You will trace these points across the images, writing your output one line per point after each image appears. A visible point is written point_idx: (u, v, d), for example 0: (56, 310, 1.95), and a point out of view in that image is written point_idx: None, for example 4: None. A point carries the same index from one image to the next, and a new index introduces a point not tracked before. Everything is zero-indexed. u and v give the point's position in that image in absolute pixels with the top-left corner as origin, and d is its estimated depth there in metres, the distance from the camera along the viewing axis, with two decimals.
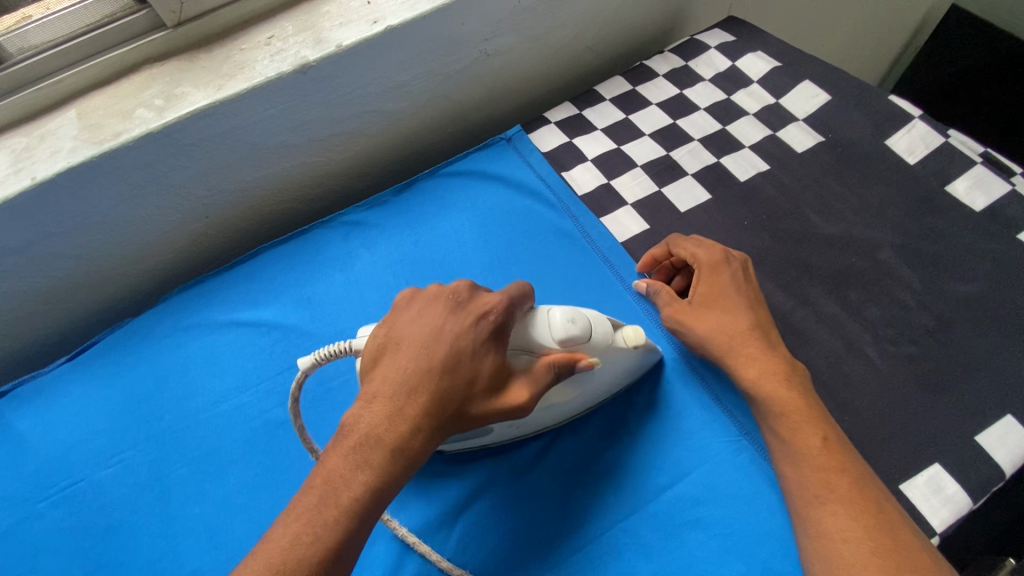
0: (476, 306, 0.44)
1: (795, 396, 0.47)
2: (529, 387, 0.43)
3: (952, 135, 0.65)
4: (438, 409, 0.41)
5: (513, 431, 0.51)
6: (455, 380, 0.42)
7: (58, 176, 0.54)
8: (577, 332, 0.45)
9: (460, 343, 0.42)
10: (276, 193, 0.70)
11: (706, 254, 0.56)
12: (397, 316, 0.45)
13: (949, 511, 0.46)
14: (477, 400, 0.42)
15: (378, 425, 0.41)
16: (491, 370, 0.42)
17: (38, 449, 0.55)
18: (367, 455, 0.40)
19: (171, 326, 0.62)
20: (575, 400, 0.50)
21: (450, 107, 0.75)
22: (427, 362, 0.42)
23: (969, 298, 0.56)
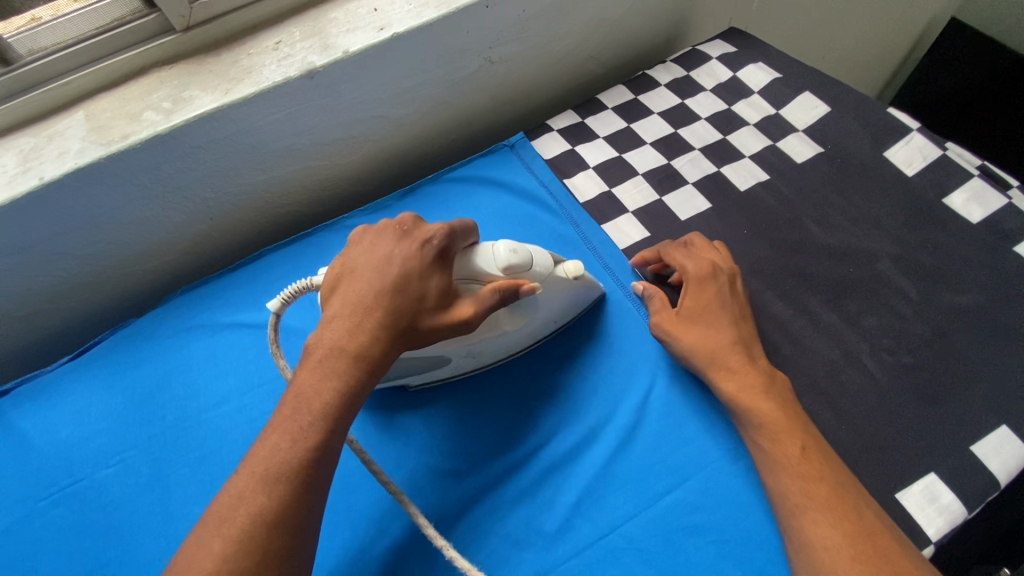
0: (420, 233, 0.47)
1: (775, 406, 0.48)
2: (473, 305, 0.46)
3: (950, 147, 0.66)
4: (392, 323, 0.44)
5: (470, 362, 0.55)
6: (405, 297, 0.44)
7: (65, 177, 0.55)
8: (519, 261, 0.47)
9: (407, 265, 0.45)
10: (280, 196, 0.71)
11: (694, 266, 0.57)
12: (352, 250, 0.48)
13: (944, 520, 0.47)
14: (426, 316, 0.45)
15: (340, 339, 0.44)
16: (439, 289, 0.45)
17: (39, 448, 0.56)
18: (333, 366, 0.43)
19: (174, 327, 0.63)
20: (525, 329, 0.55)
21: (453, 113, 0.76)
22: (380, 283, 0.45)
23: (965, 309, 0.56)
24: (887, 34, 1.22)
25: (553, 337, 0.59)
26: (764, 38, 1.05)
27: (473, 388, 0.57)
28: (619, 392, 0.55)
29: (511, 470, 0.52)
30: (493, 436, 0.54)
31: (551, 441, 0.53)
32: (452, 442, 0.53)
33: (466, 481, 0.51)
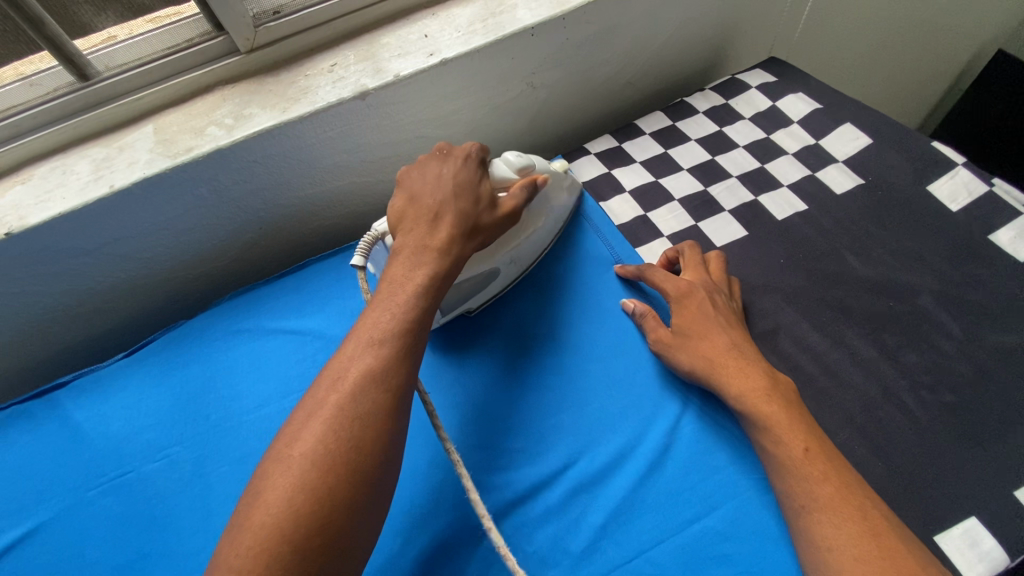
0: (458, 153, 0.58)
1: (810, 436, 0.48)
2: (514, 198, 0.58)
3: (997, 183, 0.65)
4: (464, 220, 0.53)
5: (513, 271, 0.65)
6: (467, 200, 0.54)
7: (133, 186, 0.59)
8: (529, 162, 0.61)
9: (460, 177, 0.56)
10: (326, 209, 0.74)
11: (673, 286, 0.59)
12: (404, 183, 0.57)
13: (984, 566, 0.45)
14: (487, 214, 0.55)
15: (422, 238, 0.52)
16: (489, 190, 0.56)
17: (92, 438, 0.59)
18: (421, 258, 0.51)
19: (222, 330, 0.66)
20: (546, 225, 0.66)
21: (494, 135, 0.78)
22: (442, 194, 0.54)
23: (1011, 350, 0.55)
24: (930, 64, 1.21)
25: (586, 357, 0.60)
26: (803, 67, 1.05)
27: (505, 403, 0.57)
28: (649, 416, 0.55)
29: (539, 488, 0.52)
30: (521, 452, 0.54)
31: (580, 459, 0.53)
32: (481, 456, 0.54)
33: (493, 495, 0.52)
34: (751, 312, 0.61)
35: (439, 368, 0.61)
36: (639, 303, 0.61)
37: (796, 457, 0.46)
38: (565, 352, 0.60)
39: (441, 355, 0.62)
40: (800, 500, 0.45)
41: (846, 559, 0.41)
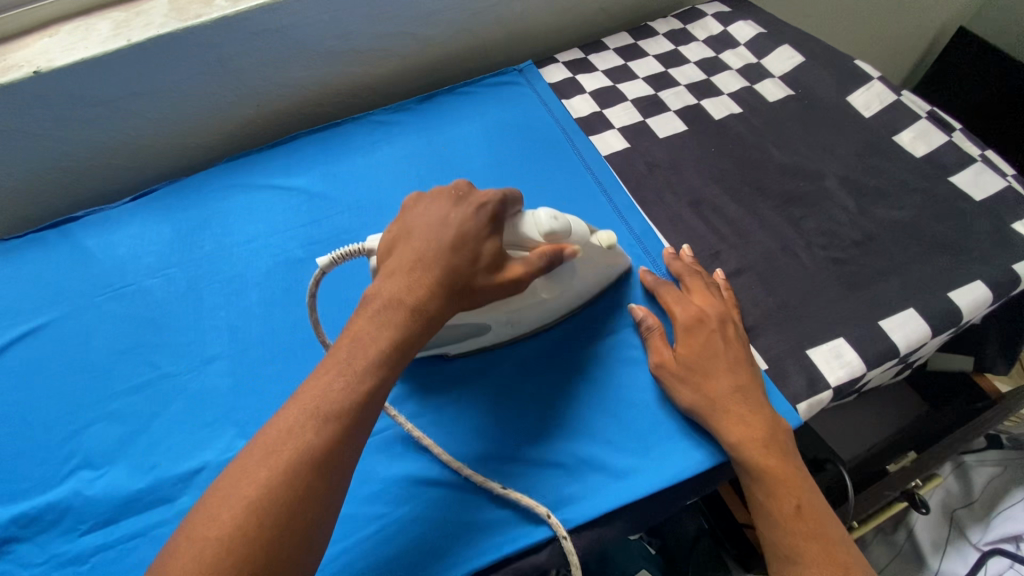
0: (476, 199, 0.50)
1: (721, 342, 0.53)
2: (524, 266, 0.49)
3: (905, 94, 0.74)
4: (451, 279, 0.46)
5: (508, 331, 0.57)
6: (463, 258, 0.47)
7: (148, 42, 0.67)
8: (558, 228, 0.50)
9: (466, 228, 0.48)
10: (319, 94, 0.82)
11: (683, 313, 0.56)
12: (407, 212, 0.51)
13: (843, 372, 0.55)
14: (481, 276, 0.47)
15: (399, 291, 0.45)
16: (493, 251, 0.48)
17: (99, 258, 0.67)
18: (390, 316, 0.45)
19: (217, 184, 0.74)
20: (560, 299, 0.56)
21: (474, 42, 0.86)
22: (437, 242, 0.47)
23: (894, 221, 0.64)
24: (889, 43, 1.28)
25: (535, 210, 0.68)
26: (767, 7, 1.09)
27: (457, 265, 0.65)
28: None
29: None
30: None
31: None
32: None
33: None
34: (679, 188, 0.70)
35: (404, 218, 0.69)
36: (651, 314, 0.58)
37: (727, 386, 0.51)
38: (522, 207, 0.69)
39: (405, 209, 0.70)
40: (729, 347, 0.53)
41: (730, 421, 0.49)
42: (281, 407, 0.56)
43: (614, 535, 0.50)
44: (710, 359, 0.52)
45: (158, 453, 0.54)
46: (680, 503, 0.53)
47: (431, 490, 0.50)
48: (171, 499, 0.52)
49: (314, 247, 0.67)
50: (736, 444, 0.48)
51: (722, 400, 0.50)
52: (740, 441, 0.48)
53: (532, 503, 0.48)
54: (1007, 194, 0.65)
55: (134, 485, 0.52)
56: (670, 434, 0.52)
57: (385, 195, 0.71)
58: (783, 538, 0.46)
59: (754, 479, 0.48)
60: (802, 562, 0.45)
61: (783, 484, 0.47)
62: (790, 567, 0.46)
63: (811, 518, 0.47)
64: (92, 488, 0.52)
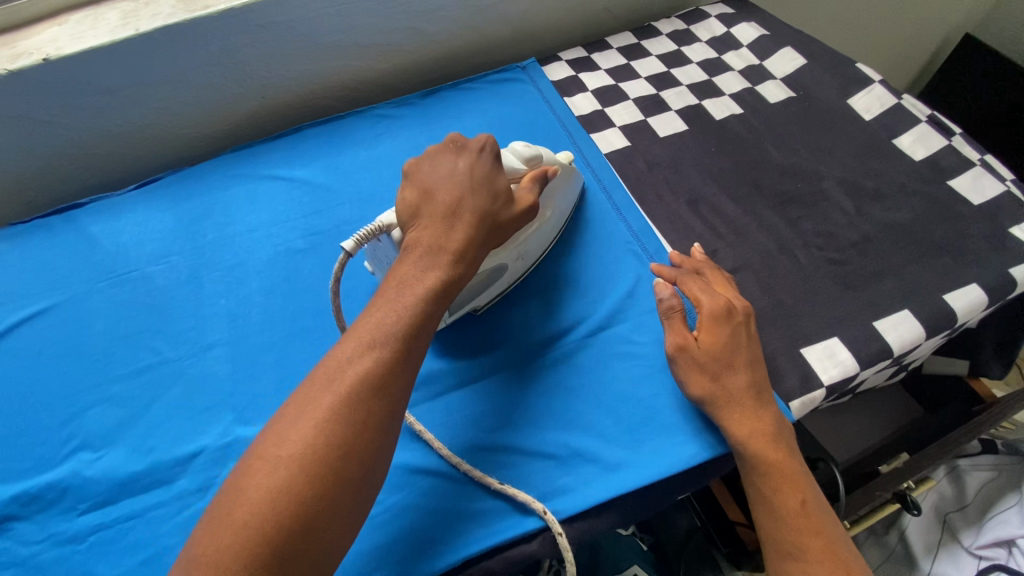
0: (472, 147, 0.55)
1: (742, 337, 0.53)
2: (529, 195, 0.55)
3: (906, 97, 0.74)
4: (482, 217, 0.51)
5: (521, 267, 0.61)
6: (484, 198, 0.52)
7: (156, 32, 0.68)
8: (538, 155, 0.57)
9: (475, 171, 0.53)
10: (323, 87, 0.83)
11: (711, 301, 0.54)
12: (414, 175, 0.54)
13: (837, 371, 0.55)
14: (505, 211, 0.52)
15: (438, 238, 0.49)
16: (506, 187, 0.53)
17: (103, 245, 0.68)
18: (434, 259, 0.48)
19: (221, 174, 0.75)
20: (551, 222, 0.62)
21: (477, 38, 0.87)
22: (458, 188, 0.52)
23: (891, 223, 0.65)
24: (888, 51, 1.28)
25: None
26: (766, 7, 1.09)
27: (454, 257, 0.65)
28: (580, 252, 0.65)
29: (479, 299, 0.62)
30: None
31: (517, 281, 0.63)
32: None
33: None
34: (679, 187, 0.70)
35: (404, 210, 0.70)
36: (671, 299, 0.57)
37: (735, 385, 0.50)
38: None
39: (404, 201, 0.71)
40: (748, 343, 0.53)
41: (736, 417, 0.49)
42: (278, 393, 0.57)
43: (605, 527, 0.51)
44: (732, 355, 0.51)
45: (156, 436, 0.55)
46: (672, 497, 0.53)
47: (424, 479, 0.51)
48: (169, 481, 0.52)
49: (315, 238, 0.68)
50: (745, 441, 0.49)
51: (716, 395, 0.50)
52: (750, 436, 0.49)
53: (527, 498, 0.49)
54: (1005, 198, 0.65)
55: (133, 467, 0.53)
56: (660, 428, 0.53)
57: (386, 187, 0.72)
58: (784, 534, 0.47)
59: (761, 475, 0.48)
60: (805, 559, 0.45)
61: (788, 480, 0.48)
62: (794, 564, 0.46)
63: (813, 514, 0.47)
64: (91, 469, 0.53)
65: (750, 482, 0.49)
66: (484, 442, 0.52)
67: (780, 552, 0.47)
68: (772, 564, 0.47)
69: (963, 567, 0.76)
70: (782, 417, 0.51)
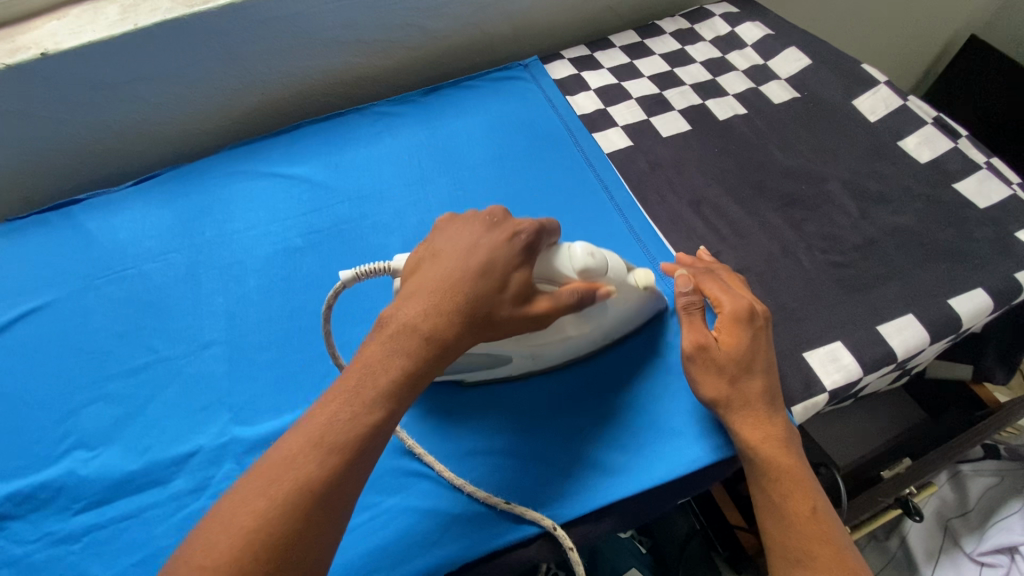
0: (510, 225, 0.47)
1: (761, 339, 0.51)
2: (550, 301, 0.45)
3: (912, 99, 0.73)
4: (472, 306, 0.43)
5: (529, 363, 0.54)
6: (488, 285, 0.44)
7: (155, 27, 0.67)
8: (594, 264, 0.47)
9: (494, 255, 0.45)
10: (323, 84, 0.82)
11: (731, 303, 0.52)
12: (438, 234, 0.49)
13: (840, 375, 0.54)
14: (505, 307, 0.44)
15: (414, 316, 0.43)
16: (521, 283, 0.45)
17: (100, 241, 0.68)
18: (404, 341, 0.42)
19: (219, 171, 0.74)
20: (590, 335, 0.53)
21: (479, 36, 0.86)
22: (463, 268, 0.44)
23: (896, 226, 0.64)
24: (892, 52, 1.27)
25: (534, 209, 0.68)
26: (769, 7, 1.08)
27: None
28: None
29: None
30: None
31: None
32: None
33: None
34: (682, 188, 0.70)
35: (402, 209, 0.69)
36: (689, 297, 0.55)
37: (748, 390, 0.49)
38: (522, 202, 0.69)
39: (406, 198, 0.70)
40: (767, 346, 0.52)
41: (748, 423, 0.49)
42: (275, 393, 0.56)
43: (604, 532, 0.50)
44: (750, 358, 0.50)
45: (152, 435, 0.54)
46: (672, 502, 0.53)
47: (421, 482, 0.50)
48: (164, 481, 0.52)
49: (314, 237, 0.67)
50: (757, 445, 0.48)
51: (725, 400, 0.49)
52: (762, 440, 0.48)
53: (539, 517, 0.47)
54: (1012, 201, 0.64)
55: (129, 466, 0.53)
56: (662, 435, 0.52)
57: (386, 187, 0.71)
58: (791, 540, 0.46)
59: (771, 480, 0.48)
60: (814, 564, 0.45)
61: (798, 485, 0.47)
62: (801, 571, 0.45)
63: (823, 521, 0.47)
64: (86, 469, 0.53)
65: (758, 488, 0.49)
66: (483, 445, 0.52)
67: (786, 558, 0.46)
68: (776, 569, 0.47)
69: (963, 571, 0.77)
70: (788, 421, 0.50)
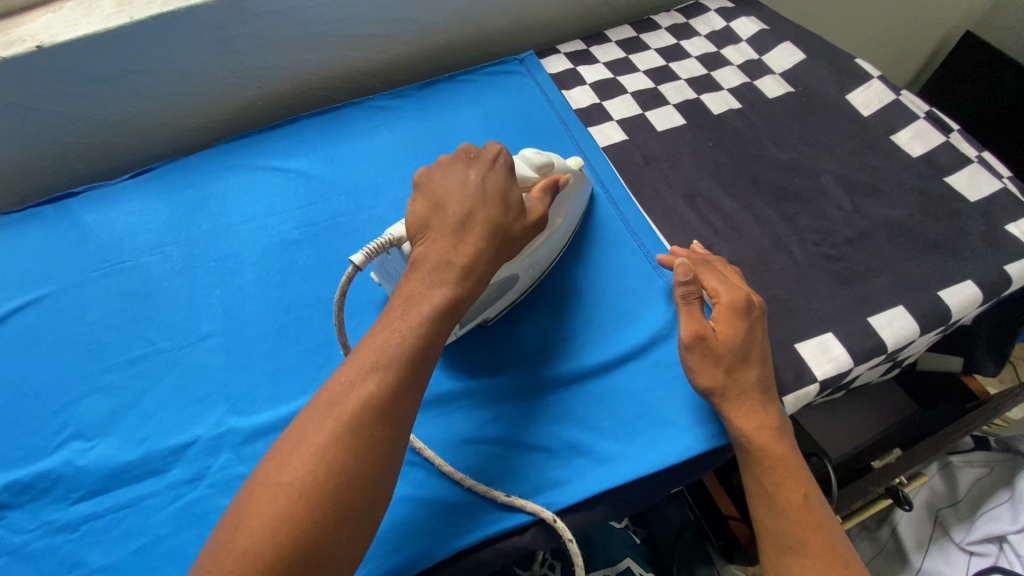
0: (486, 155, 0.53)
1: (756, 330, 0.52)
2: (541, 203, 0.54)
3: (905, 93, 0.74)
4: (493, 229, 0.49)
5: (531, 276, 0.59)
6: (499, 209, 0.50)
7: (151, 19, 0.67)
8: (550, 162, 0.56)
9: (489, 182, 0.51)
10: (320, 78, 0.83)
11: (730, 295, 0.53)
12: (425, 186, 0.52)
13: (831, 366, 0.55)
14: (517, 222, 0.51)
15: (445, 252, 0.47)
16: (521, 199, 0.51)
17: (97, 234, 0.68)
18: (443, 275, 0.46)
19: (216, 164, 0.74)
20: (563, 230, 0.60)
21: (476, 30, 0.86)
22: (470, 200, 0.49)
23: (887, 219, 0.65)
24: (887, 48, 1.27)
25: None
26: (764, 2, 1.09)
27: None
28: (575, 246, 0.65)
29: None
30: None
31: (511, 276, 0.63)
32: None
33: None
34: (676, 182, 0.70)
35: (397, 201, 0.70)
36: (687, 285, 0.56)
37: (742, 381, 0.50)
38: None
39: (401, 191, 0.71)
40: (762, 337, 0.53)
41: (743, 412, 0.49)
42: (272, 383, 0.57)
43: (598, 520, 0.51)
44: (746, 349, 0.51)
45: (150, 426, 0.55)
46: (665, 491, 0.53)
47: (415, 472, 0.51)
48: (162, 471, 0.52)
49: (310, 229, 0.68)
50: (751, 433, 0.49)
51: (720, 389, 0.50)
52: (757, 429, 0.49)
53: (538, 508, 0.48)
54: (1002, 195, 0.65)
55: (126, 456, 0.53)
56: (654, 422, 0.53)
57: (382, 180, 0.72)
58: (784, 525, 0.47)
59: (764, 467, 0.48)
60: (805, 552, 0.45)
61: (791, 474, 0.48)
62: (794, 557, 0.45)
63: (815, 509, 0.47)
64: (84, 459, 0.53)
65: (751, 477, 0.49)
66: (479, 435, 0.52)
67: (778, 545, 0.46)
68: (769, 556, 0.47)
69: (953, 563, 0.76)
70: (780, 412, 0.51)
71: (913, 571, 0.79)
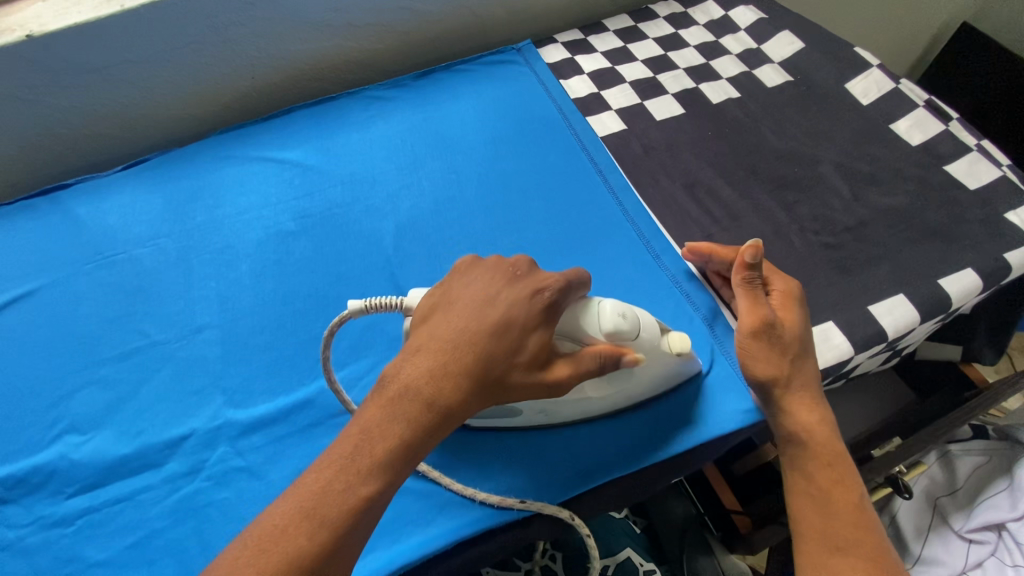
0: (534, 282, 0.45)
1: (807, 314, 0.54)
2: (570, 367, 0.43)
3: (904, 82, 0.74)
4: (482, 364, 0.42)
5: (541, 418, 0.50)
6: (500, 345, 0.42)
7: (142, 8, 0.66)
8: (625, 327, 0.44)
9: (513, 312, 0.43)
10: (314, 68, 0.82)
11: (784, 283, 0.54)
12: (456, 277, 0.47)
13: (831, 355, 0.55)
14: (518, 370, 0.42)
15: (417, 377, 0.41)
16: (538, 345, 0.43)
17: (90, 226, 0.67)
18: (402, 406, 0.40)
19: (210, 155, 0.73)
20: (609, 399, 0.50)
21: (473, 20, 0.85)
22: (476, 323, 0.43)
23: (886, 208, 0.64)
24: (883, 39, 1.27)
25: (529, 194, 0.68)
26: None
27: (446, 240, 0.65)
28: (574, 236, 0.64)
29: None
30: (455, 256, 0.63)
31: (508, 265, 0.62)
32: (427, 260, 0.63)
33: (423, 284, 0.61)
34: (676, 171, 0.70)
35: (393, 192, 0.69)
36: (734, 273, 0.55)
37: (806, 376, 0.50)
38: (514, 185, 0.69)
39: (398, 181, 0.70)
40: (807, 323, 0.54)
41: (803, 403, 0.49)
42: (269, 375, 0.56)
43: (599, 509, 0.51)
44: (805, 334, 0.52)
45: (145, 419, 0.54)
46: (667, 480, 0.53)
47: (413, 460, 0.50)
48: (158, 464, 0.52)
49: (306, 220, 0.67)
50: (811, 427, 0.49)
51: (784, 378, 0.50)
52: (816, 423, 0.49)
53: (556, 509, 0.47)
54: (1002, 183, 0.65)
55: (122, 449, 0.52)
56: (652, 428, 0.52)
57: (379, 171, 0.71)
58: (833, 525, 0.46)
59: (818, 462, 0.48)
60: (854, 554, 0.44)
61: (842, 474, 0.48)
62: (838, 558, 0.44)
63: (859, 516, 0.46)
64: (78, 453, 0.52)
65: (799, 470, 0.49)
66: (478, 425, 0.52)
67: (825, 545, 0.45)
68: (810, 556, 0.45)
69: (951, 550, 0.77)
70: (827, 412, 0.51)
71: (912, 559, 0.79)
